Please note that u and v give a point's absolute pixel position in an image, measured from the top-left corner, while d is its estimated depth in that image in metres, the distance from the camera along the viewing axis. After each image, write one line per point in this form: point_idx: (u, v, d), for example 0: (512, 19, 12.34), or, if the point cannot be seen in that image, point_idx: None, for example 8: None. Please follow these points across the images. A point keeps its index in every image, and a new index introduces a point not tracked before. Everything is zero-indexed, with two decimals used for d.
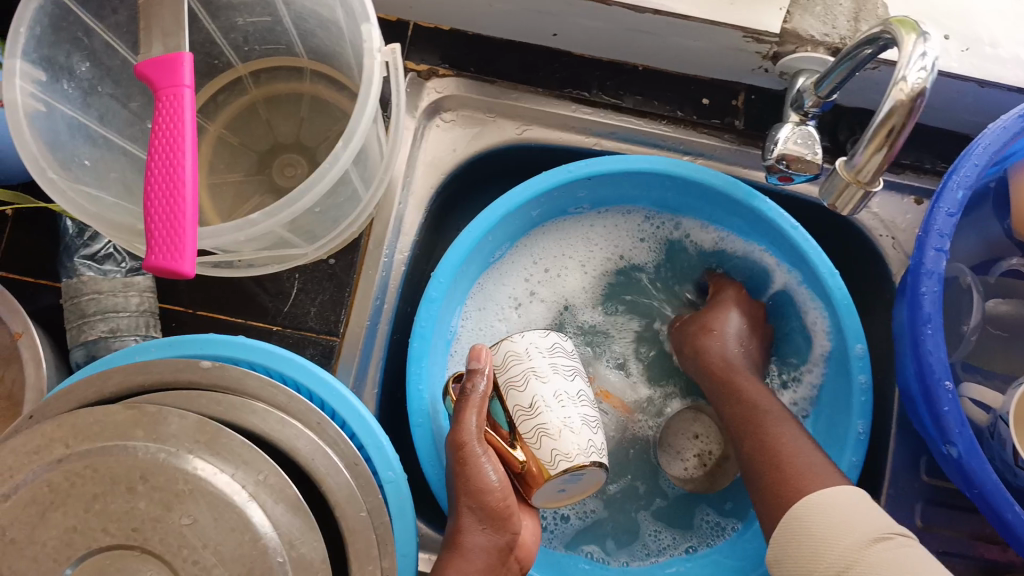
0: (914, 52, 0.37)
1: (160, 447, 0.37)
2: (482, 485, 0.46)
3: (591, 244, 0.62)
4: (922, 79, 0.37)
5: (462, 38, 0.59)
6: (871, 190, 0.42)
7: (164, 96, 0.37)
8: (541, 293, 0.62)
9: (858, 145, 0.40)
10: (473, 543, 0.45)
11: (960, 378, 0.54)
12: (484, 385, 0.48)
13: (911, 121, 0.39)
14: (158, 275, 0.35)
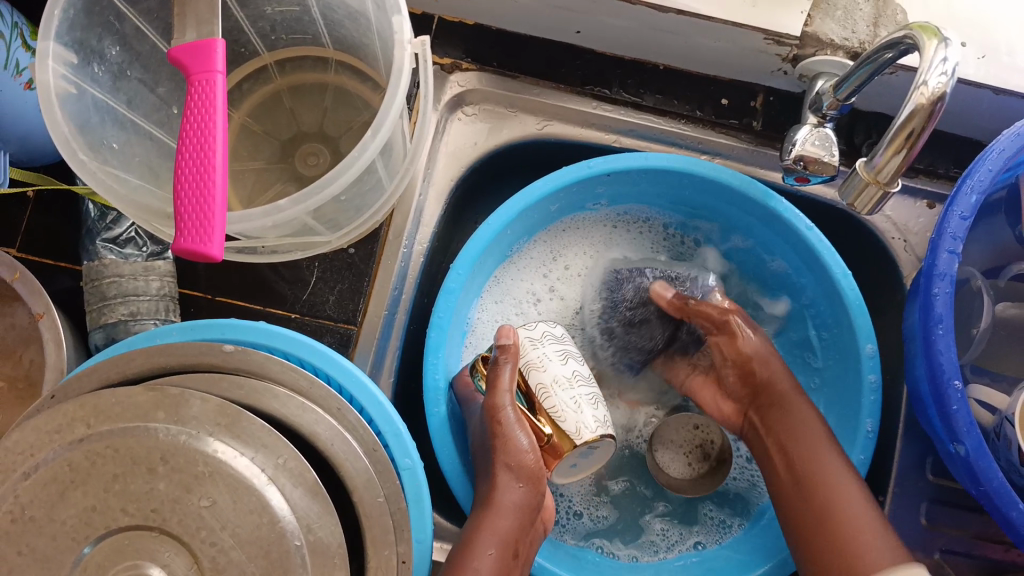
0: (936, 57, 0.37)
1: (181, 430, 0.38)
2: (518, 454, 0.47)
3: (613, 242, 0.63)
4: (942, 83, 0.37)
5: (485, 32, 0.60)
6: (890, 191, 0.42)
7: (196, 81, 0.37)
8: (563, 290, 0.62)
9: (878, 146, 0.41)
10: (507, 502, 0.47)
11: (970, 381, 0.56)
12: (511, 362, 0.49)
13: (929, 124, 0.39)
14: (185, 258, 0.35)
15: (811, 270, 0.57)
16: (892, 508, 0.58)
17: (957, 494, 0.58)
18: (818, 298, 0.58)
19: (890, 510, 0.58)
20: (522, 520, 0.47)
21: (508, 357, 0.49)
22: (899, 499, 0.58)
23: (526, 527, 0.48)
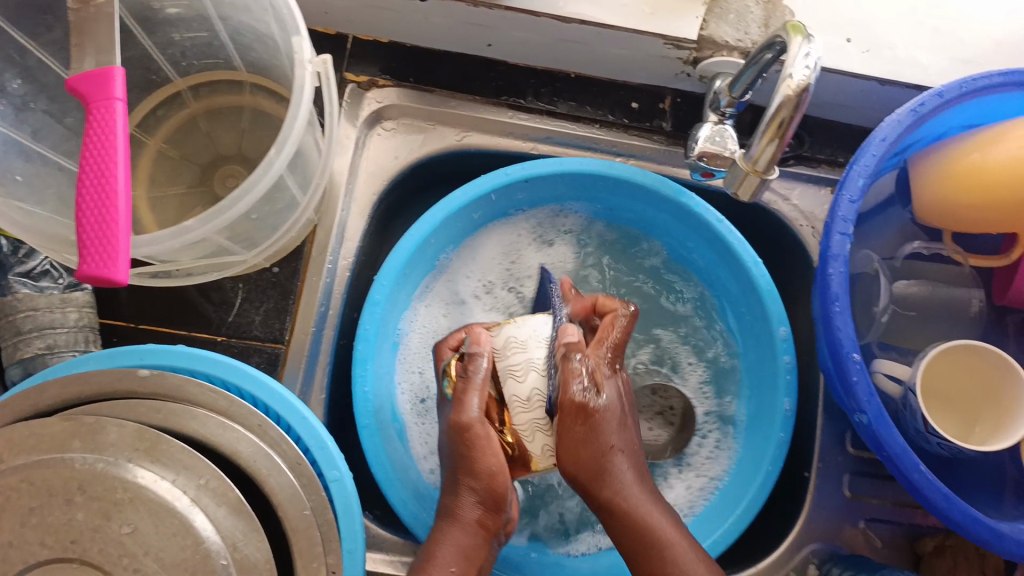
0: (799, 52, 0.41)
1: (98, 457, 0.38)
2: (488, 469, 0.46)
3: (543, 251, 0.65)
4: (806, 76, 0.41)
5: (400, 50, 0.62)
6: (768, 177, 0.47)
7: (96, 108, 0.37)
8: (486, 301, 0.63)
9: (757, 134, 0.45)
10: (470, 514, 0.47)
11: (876, 357, 0.59)
12: (484, 365, 0.47)
13: (797, 117, 0.43)
14: (91, 284, 0.35)
15: (725, 262, 0.59)
16: (817, 483, 0.61)
17: (876, 464, 0.61)
18: (733, 289, 0.60)
19: (815, 485, 0.61)
20: (482, 531, 0.48)
21: (480, 364, 0.47)
22: (823, 474, 0.61)
23: (489, 539, 0.48)
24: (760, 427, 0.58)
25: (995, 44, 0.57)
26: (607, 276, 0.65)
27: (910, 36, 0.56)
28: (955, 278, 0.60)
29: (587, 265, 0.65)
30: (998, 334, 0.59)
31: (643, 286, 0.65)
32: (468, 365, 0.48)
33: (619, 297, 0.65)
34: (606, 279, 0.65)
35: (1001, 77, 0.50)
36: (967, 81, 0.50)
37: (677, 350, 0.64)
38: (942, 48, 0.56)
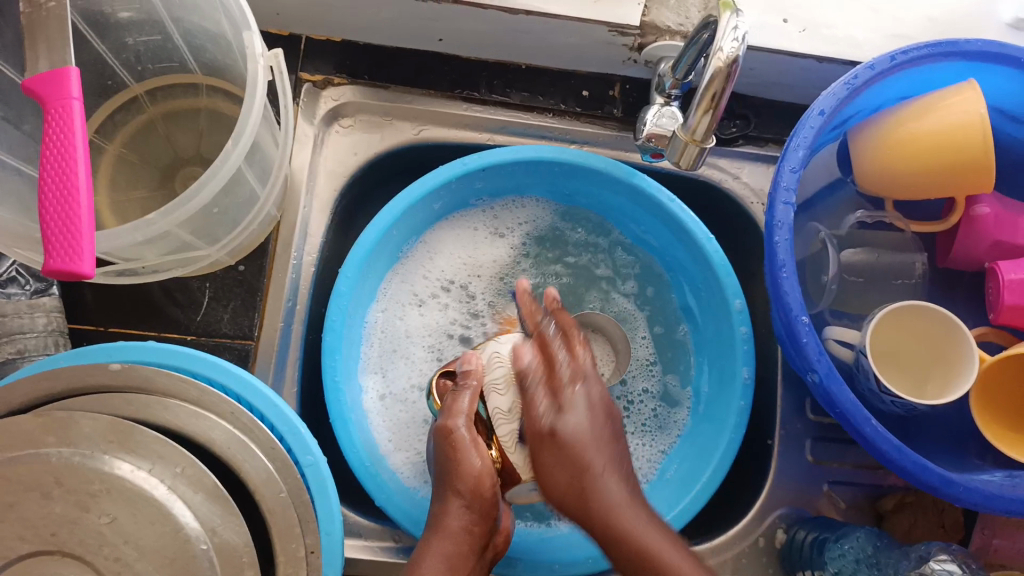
0: (728, 26, 0.44)
1: (74, 451, 0.39)
2: (470, 475, 0.48)
3: (503, 246, 0.66)
4: (734, 49, 0.44)
5: (353, 48, 0.64)
6: (706, 147, 0.50)
7: (52, 109, 0.37)
8: (446, 299, 0.64)
9: (691, 108, 0.48)
10: (455, 522, 0.48)
11: (829, 323, 0.61)
12: (474, 386, 0.50)
13: (730, 89, 0.46)
14: (58, 278, 0.36)
15: (679, 239, 0.62)
16: (781, 450, 0.63)
17: (836, 428, 0.63)
18: (689, 265, 0.63)
19: (778, 452, 0.63)
20: (470, 541, 0.48)
21: (470, 383, 0.50)
22: (786, 442, 0.63)
23: (477, 548, 0.49)
24: (721, 396, 0.60)
25: (924, 19, 0.60)
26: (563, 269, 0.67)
27: (840, 14, 0.59)
28: (900, 244, 0.62)
29: (544, 259, 0.67)
30: (943, 292, 0.63)
31: (604, 269, 0.67)
32: (459, 381, 0.51)
33: (579, 289, 0.67)
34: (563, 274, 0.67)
35: (928, 49, 0.52)
36: (897, 55, 0.52)
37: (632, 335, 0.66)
38: (875, 24, 0.60)
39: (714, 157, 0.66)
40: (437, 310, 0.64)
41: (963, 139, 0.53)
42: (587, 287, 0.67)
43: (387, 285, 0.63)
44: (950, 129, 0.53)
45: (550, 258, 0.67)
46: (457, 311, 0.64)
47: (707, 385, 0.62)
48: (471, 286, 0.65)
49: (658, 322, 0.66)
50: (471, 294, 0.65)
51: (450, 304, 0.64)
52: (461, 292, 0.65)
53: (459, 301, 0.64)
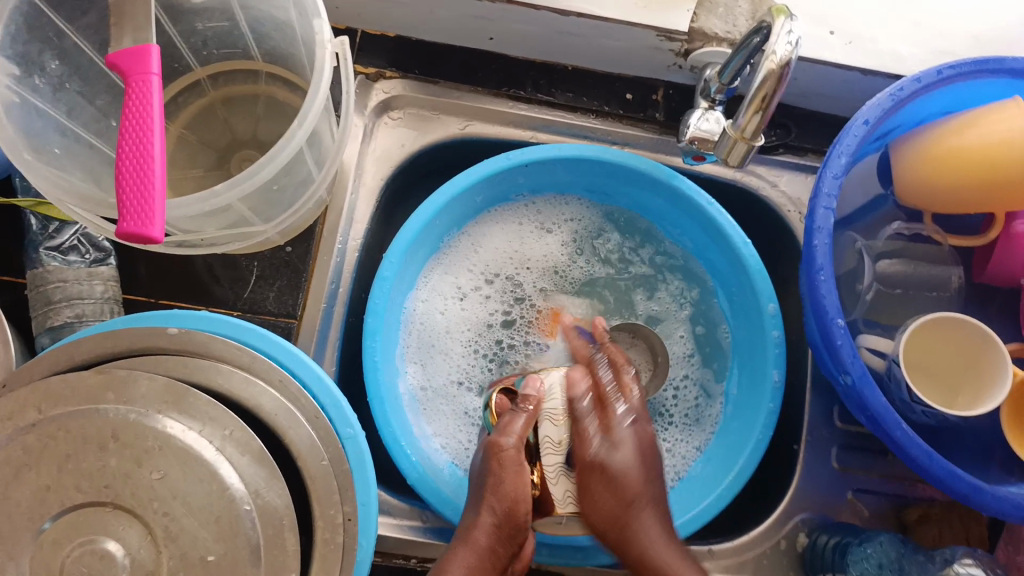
0: (782, 29, 0.46)
1: (130, 408, 0.41)
2: (507, 494, 0.48)
3: (542, 241, 0.68)
4: (788, 52, 0.45)
5: (406, 43, 0.66)
6: (755, 144, 0.52)
7: (134, 80, 0.40)
8: (486, 288, 0.66)
9: (741, 109, 0.50)
10: (483, 538, 0.47)
11: (862, 332, 0.61)
12: (529, 412, 0.51)
13: (778, 91, 0.48)
14: (129, 241, 0.38)
15: (715, 242, 0.63)
16: (807, 456, 0.63)
17: (864, 438, 0.64)
18: (724, 268, 0.64)
19: (804, 458, 0.63)
20: (495, 561, 0.47)
21: (525, 408, 0.51)
22: (812, 448, 0.63)
23: (499, 572, 0.47)
24: (750, 398, 0.61)
25: (970, 37, 0.61)
26: (600, 267, 0.68)
27: (887, 28, 0.60)
28: (937, 257, 0.62)
29: (582, 256, 0.68)
30: (978, 307, 0.63)
31: (644, 268, 0.68)
32: (517, 403, 0.52)
33: (621, 285, 0.68)
34: (599, 271, 0.68)
35: (973, 65, 0.53)
36: (944, 68, 0.52)
37: (666, 334, 0.67)
38: (922, 40, 0.60)
39: (753, 164, 0.67)
40: (479, 297, 0.66)
41: (1011, 154, 0.53)
42: (622, 286, 0.68)
43: (427, 273, 0.65)
44: (997, 145, 0.53)
45: (588, 255, 0.68)
46: (494, 303, 0.66)
47: (736, 388, 0.63)
48: (508, 278, 0.67)
49: (693, 322, 0.67)
50: (508, 286, 0.66)
51: (492, 293, 0.66)
52: (498, 284, 0.66)
53: (496, 293, 0.66)
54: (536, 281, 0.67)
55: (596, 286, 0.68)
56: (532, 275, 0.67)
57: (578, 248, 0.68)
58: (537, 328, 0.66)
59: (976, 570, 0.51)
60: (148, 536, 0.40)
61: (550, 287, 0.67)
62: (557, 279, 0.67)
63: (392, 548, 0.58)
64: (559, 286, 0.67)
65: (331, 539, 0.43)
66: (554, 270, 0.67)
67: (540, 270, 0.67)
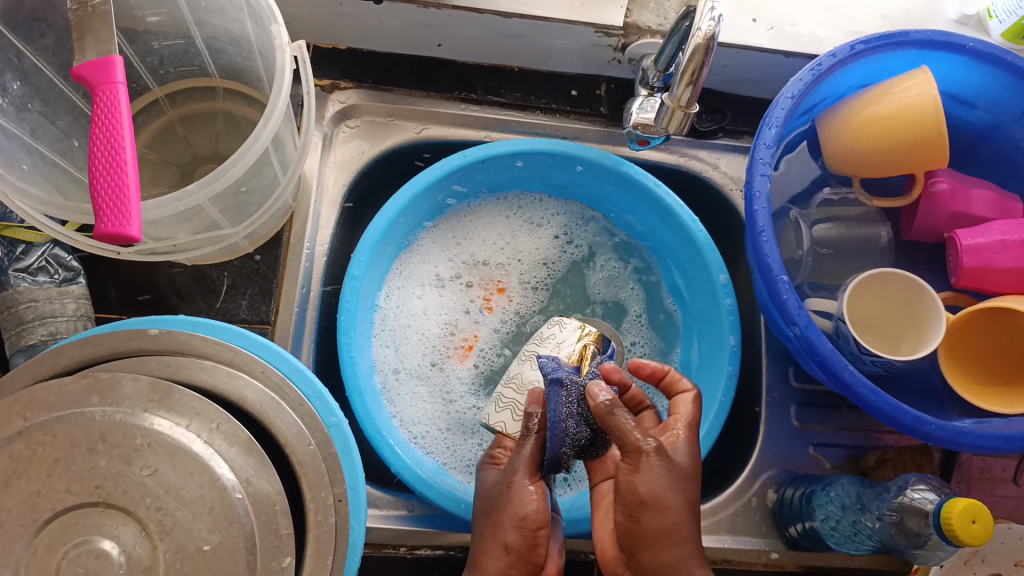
0: (706, 5, 0.49)
1: (117, 408, 0.42)
2: (518, 513, 0.48)
3: (494, 242, 0.71)
4: (712, 26, 0.49)
5: (358, 55, 0.69)
6: (690, 111, 0.56)
7: (101, 90, 0.43)
8: (460, 283, 0.69)
9: (675, 81, 0.54)
10: (490, 565, 0.47)
11: (808, 295, 0.66)
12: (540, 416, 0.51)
13: (707, 64, 0.52)
14: (107, 240, 0.42)
15: (665, 222, 0.66)
16: (767, 416, 0.67)
17: (820, 395, 0.68)
18: (675, 246, 0.68)
19: (765, 418, 0.67)
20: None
21: (532, 428, 0.51)
22: (771, 408, 0.67)
23: None
24: (712, 364, 0.64)
25: (878, 18, 0.67)
26: (556, 263, 0.71)
27: (803, 14, 0.65)
28: (866, 217, 0.68)
29: (538, 255, 0.71)
30: (908, 263, 0.68)
31: (610, 257, 0.72)
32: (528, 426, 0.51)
33: (584, 274, 0.71)
34: (553, 267, 0.71)
35: (885, 39, 0.58)
36: (857, 43, 0.57)
37: (635, 318, 0.71)
38: (835, 23, 0.66)
39: (694, 149, 0.71)
40: (448, 292, 0.69)
41: (919, 117, 0.58)
42: (580, 280, 0.71)
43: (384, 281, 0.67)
44: (909, 110, 0.58)
45: (544, 252, 0.71)
46: (451, 303, 0.68)
47: (698, 356, 0.67)
48: (464, 277, 0.69)
49: (656, 314, 0.71)
50: (464, 285, 0.69)
51: (463, 290, 0.69)
52: (465, 282, 0.69)
53: (454, 291, 0.69)
54: (492, 278, 0.70)
55: (553, 281, 0.71)
56: (489, 274, 0.70)
57: (535, 248, 0.71)
58: (498, 323, 0.69)
59: (929, 494, 0.55)
60: (144, 532, 0.40)
61: (510, 285, 0.70)
62: (515, 278, 0.70)
63: (382, 539, 0.59)
64: (516, 283, 0.70)
65: (323, 521, 0.44)
66: (506, 272, 0.70)
67: (496, 268, 0.70)
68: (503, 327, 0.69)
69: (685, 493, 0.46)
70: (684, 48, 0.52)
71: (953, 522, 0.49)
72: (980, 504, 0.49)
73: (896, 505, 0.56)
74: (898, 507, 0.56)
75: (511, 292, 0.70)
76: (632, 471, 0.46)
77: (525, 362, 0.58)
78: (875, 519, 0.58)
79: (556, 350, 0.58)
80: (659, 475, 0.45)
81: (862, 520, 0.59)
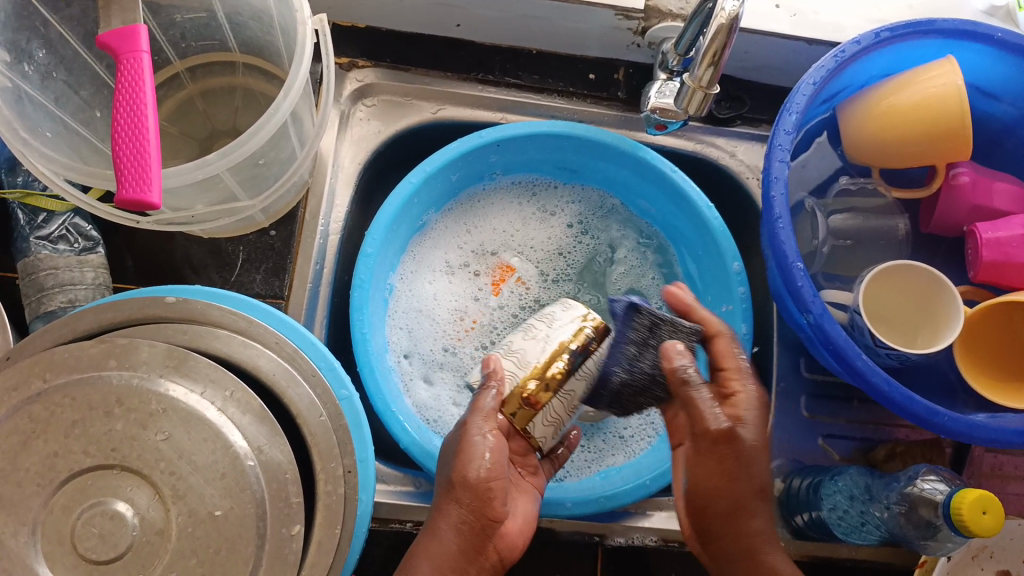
0: None
1: (133, 373, 0.42)
2: (473, 469, 0.49)
3: (508, 226, 0.71)
4: (736, 6, 0.49)
5: (377, 33, 0.69)
6: (711, 92, 0.55)
7: (125, 59, 0.44)
8: (473, 267, 0.69)
9: (696, 61, 0.54)
10: (442, 518, 0.49)
11: (823, 286, 0.66)
12: (500, 389, 0.50)
13: (729, 46, 0.52)
14: (129, 206, 0.42)
15: (680, 208, 0.66)
16: (777, 406, 0.67)
17: (830, 387, 0.67)
18: (690, 233, 0.67)
19: (775, 408, 0.67)
20: (461, 541, 0.49)
21: (493, 385, 0.50)
22: (782, 398, 0.67)
23: (469, 547, 0.49)
24: None
25: (904, 7, 0.66)
26: (573, 253, 0.71)
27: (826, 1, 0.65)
28: (883, 208, 0.67)
29: (553, 244, 0.71)
30: (925, 257, 0.68)
31: (625, 245, 0.72)
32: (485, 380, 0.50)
33: (598, 261, 0.71)
34: (570, 257, 0.71)
35: (910, 26, 0.57)
36: (882, 31, 0.56)
37: (649, 305, 0.70)
38: (859, 12, 0.65)
39: (711, 136, 0.71)
40: (460, 276, 0.69)
41: (943, 108, 0.57)
42: (599, 271, 0.71)
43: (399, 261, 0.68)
44: (932, 99, 0.57)
45: (560, 241, 0.71)
46: (461, 286, 0.69)
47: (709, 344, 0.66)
48: (478, 263, 0.70)
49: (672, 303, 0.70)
50: (475, 270, 0.69)
51: (474, 273, 0.69)
52: (478, 265, 0.70)
53: (465, 275, 0.69)
54: (506, 265, 0.70)
55: (569, 271, 0.71)
56: (502, 260, 0.70)
57: (548, 236, 0.71)
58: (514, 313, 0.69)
59: (939, 484, 0.54)
60: (157, 495, 0.41)
61: (523, 269, 0.70)
62: (531, 266, 0.70)
63: (388, 515, 0.60)
64: (529, 267, 0.70)
65: (333, 492, 0.45)
66: (518, 257, 0.70)
67: (510, 256, 0.70)
68: (515, 312, 0.69)
69: (756, 472, 0.50)
70: (706, 29, 0.52)
71: (964, 513, 0.49)
72: (993, 496, 0.49)
73: (905, 495, 0.56)
74: (907, 498, 0.56)
75: (526, 279, 0.70)
76: (717, 455, 0.50)
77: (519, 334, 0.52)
78: (882, 510, 0.58)
79: (550, 323, 0.51)
80: (727, 457, 0.50)
81: (870, 510, 0.59)
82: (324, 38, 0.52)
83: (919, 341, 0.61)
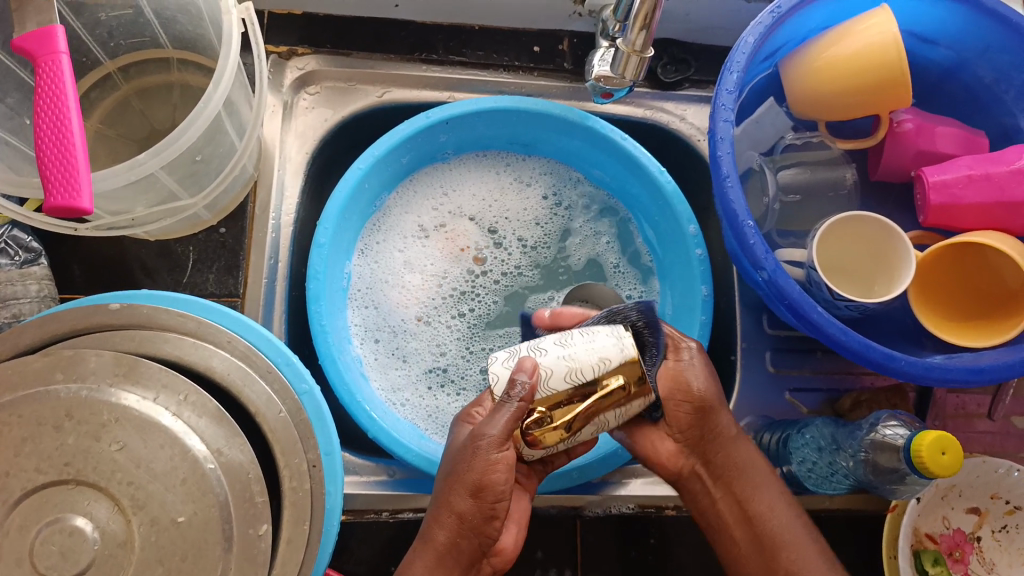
0: None
1: (81, 384, 0.41)
2: (478, 475, 0.44)
3: (464, 201, 0.71)
4: None
5: (316, 19, 0.67)
6: (645, 56, 0.56)
7: (43, 61, 0.43)
8: (434, 245, 0.69)
9: (628, 25, 0.55)
10: (440, 534, 0.45)
11: (778, 243, 0.67)
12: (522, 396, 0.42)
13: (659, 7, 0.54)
14: (59, 213, 0.41)
15: (634, 175, 0.66)
16: (743, 364, 0.68)
17: (794, 341, 0.68)
18: (645, 199, 0.67)
19: (741, 366, 0.68)
20: (458, 558, 0.45)
21: (516, 396, 0.42)
22: (746, 355, 0.68)
23: (466, 564, 0.46)
24: (685, 315, 0.64)
25: None
26: (533, 224, 0.71)
27: None
28: (831, 161, 0.69)
29: (516, 217, 0.71)
30: (877, 205, 0.69)
31: (582, 212, 0.72)
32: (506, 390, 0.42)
33: (555, 229, 0.72)
34: (543, 227, 0.71)
35: None
36: None
37: (606, 271, 0.71)
38: None
39: (660, 101, 0.71)
40: (422, 254, 0.69)
41: (881, 56, 0.57)
42: (560, 242, 0.72)
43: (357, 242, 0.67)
44: (871, 48, 0.58)
45: (523, 212, 0.72)
46: (423, 264, 0.69)
47: (671, 310, 0.67)
48: (440, 239, 0.69)
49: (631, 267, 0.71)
50: (436, 247, 0.69)
51: (436, 251, 0.69)
52: (439, 243, 0.69)
53: (428, 254, 0.69)
54: (466, 239, 0.70)
55: (529, 244, 0.71)
56: (461, 235, 0.70)
57: (509, 209, 0.71)
58: (477, 283, 0.70)
59: (900, 429, 0.56)
60: (118, 507, 0.40)
61: (483, 245, 0.70)
62: (494, 238, 0.71)
63: (363, 505, 0.60)
64: (489, 241, 0.71)
65: (299, 487, 0.45)
66: (478, 231, 0.70)
67: (472, 229, 0.70)
68: (478, 287, 0.70)
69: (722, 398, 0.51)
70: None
71: (924, 454, 0.50)
72: (949, 436, 0.50)
73: (868, 442, 0.57)
74: (869, 446, 0.57)
75: (486, 254, 0.70)
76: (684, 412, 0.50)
77: (557, 336, 0.43)
78: (848, 459, 0.59)
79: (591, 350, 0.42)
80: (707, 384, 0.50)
81: (837, 460, 0.60)
82: (251, 26, 0.51)
83: (881, 286, 0.62)
